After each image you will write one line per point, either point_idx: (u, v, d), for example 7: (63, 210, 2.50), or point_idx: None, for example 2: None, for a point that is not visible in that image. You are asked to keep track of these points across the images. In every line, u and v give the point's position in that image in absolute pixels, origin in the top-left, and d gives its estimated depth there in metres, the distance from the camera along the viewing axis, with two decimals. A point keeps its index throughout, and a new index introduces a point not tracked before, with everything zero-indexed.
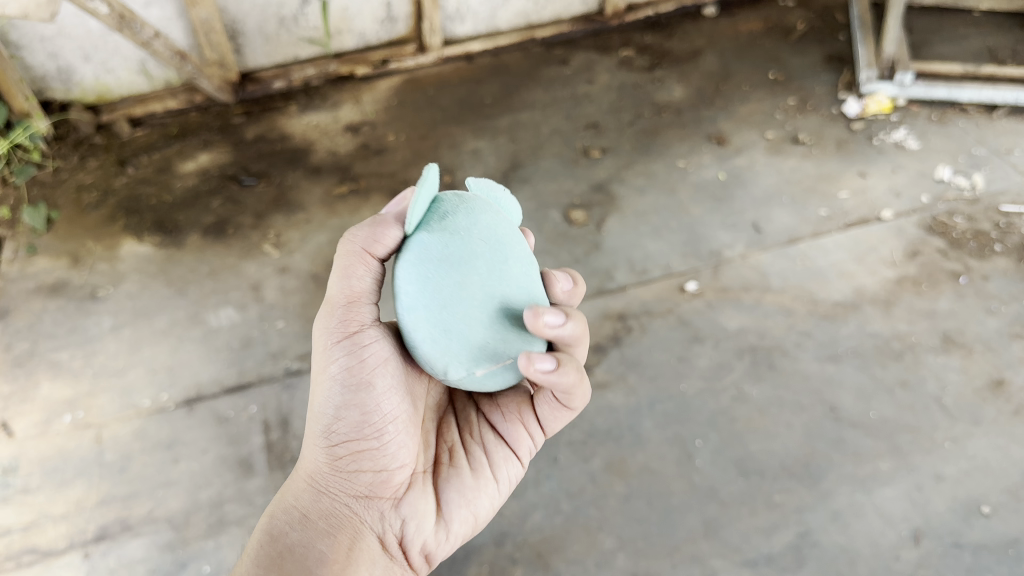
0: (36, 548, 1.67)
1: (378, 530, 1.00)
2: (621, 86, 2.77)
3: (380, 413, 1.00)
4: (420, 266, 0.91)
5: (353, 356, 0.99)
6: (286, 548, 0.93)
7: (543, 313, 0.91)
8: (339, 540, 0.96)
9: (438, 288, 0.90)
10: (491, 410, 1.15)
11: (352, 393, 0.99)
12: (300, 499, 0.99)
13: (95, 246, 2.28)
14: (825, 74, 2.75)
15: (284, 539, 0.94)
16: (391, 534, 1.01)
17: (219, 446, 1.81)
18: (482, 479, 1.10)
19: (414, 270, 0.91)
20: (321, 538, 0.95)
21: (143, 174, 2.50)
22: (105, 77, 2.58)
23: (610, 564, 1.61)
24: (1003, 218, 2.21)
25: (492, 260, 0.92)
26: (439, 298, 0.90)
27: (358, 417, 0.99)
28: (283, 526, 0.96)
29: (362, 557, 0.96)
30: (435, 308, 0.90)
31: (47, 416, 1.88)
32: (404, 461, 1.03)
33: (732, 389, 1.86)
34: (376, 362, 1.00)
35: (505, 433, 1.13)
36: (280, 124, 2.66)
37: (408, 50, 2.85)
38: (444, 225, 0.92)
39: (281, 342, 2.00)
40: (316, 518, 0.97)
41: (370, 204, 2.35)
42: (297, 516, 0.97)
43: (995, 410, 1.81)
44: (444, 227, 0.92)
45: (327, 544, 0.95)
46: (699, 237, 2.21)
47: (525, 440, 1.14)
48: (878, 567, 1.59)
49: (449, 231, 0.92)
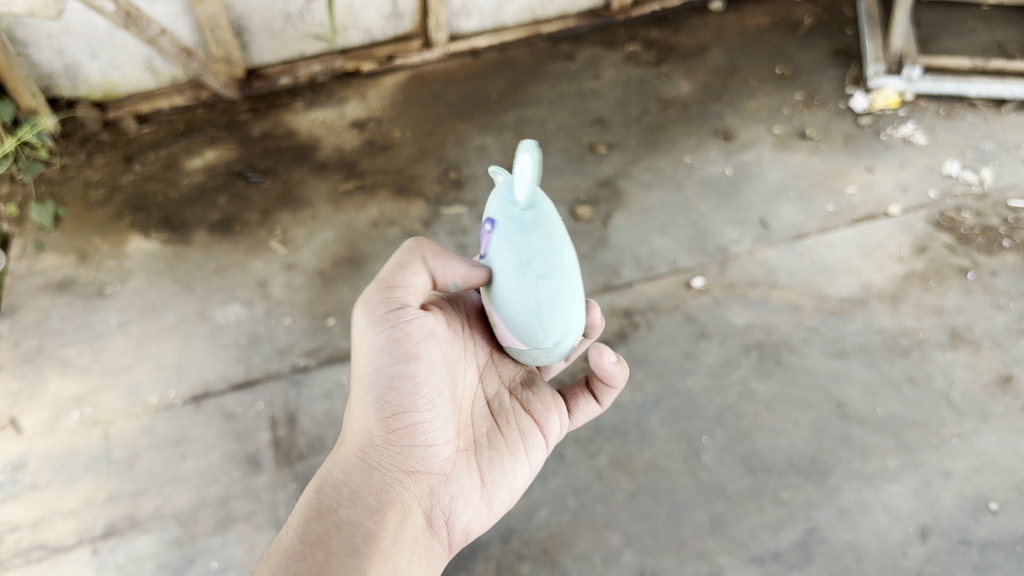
0: (45, 544, 1.68)
1: (423, 506, 1.02)
2: (627, 81, 2.77)
3: (427, 388, 1.03)
4: (547, 238, 1.05)
5: (398, 329, 1.02)
6: (342, 522, 0.93)
7: (595, 307, 1.23)
8: (386, 517, 0.97)
9: (561, 261, 1.06)
10: (529, 397, 1.23)
11: (400, 364, 1.01)
12: (347, 471, 0.99)
13: (102, 243, 2.28)
14: (833, 68, 2.74)
15: (334, 514, 0.93)
16: (430, 511, 1.03)
17: (227, 442, 1.81)
18: (517, 461, 1.17)
19: (544, 241, 1.04)
20: (374, 513, 0.96)
21: (150, 171, 2.51)
22: (111, 73, 2.58)
23: (617, 561, 1.61)
24: (1012, 214, 2.20)
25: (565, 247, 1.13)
26: (562, 271, 1.06)
27: (408, 390, 1.02)
28: (332, 500, 0.96)
29: (410, 533, 0.98)
30: (559, 277, 1.05)
31: (55, 412, 1.89)
32: (446, 437, 1.07)
33: (738, 386, 1.86)
34: (419, 336, 1.03)
35: (542, 418, 1.22)
36: (286, 120, 2.67)
37: (413, 46, 2.85)
38: (550, 209, 1.08)
39: (287, 339, 2.00)
40: (365, 493, 0.97)
41: (377, 201, 2.35)
42: (346, 490, 0.97)
43: (1003, 406, 1.81)
44: (551, 211, 1.08)
45: (376, 518, 0.95)
46: (706, 233, 2.21)
47: (555, 426, 1.24)
48: (885, 563, 1.59)
49: (552, 212, 1.09)
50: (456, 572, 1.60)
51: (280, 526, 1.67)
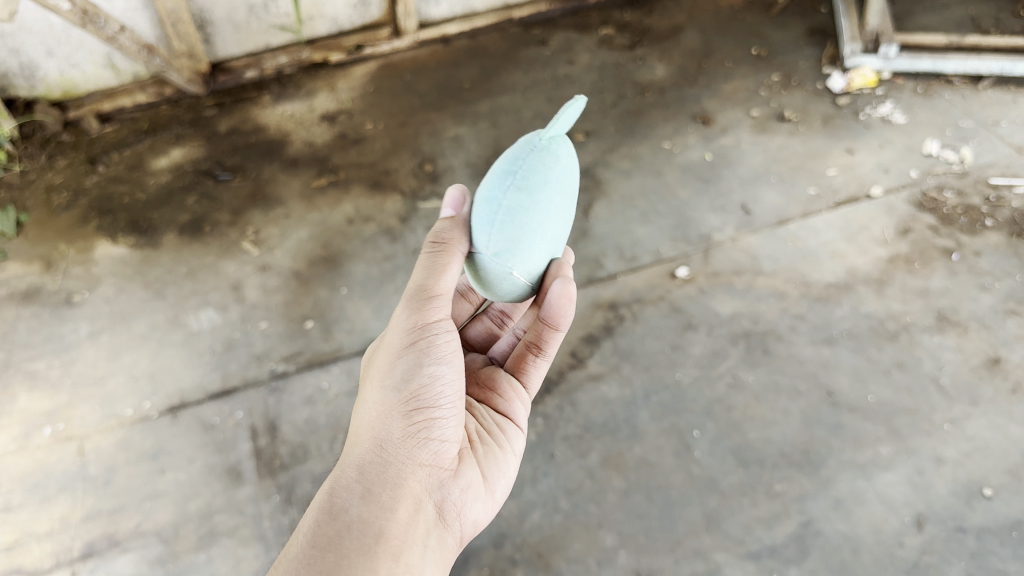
0: (21, 569, 1.61)
1: (440, 505, 0.96)
2: (602, 66, 2.72)
3: (440, 386, 0.99)
4: (531, 157, 0.98)
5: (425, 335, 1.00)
6: (357, 519, 0.85)
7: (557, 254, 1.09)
8: (403, 514, 0.89)
9: (539, 185, 0.96)
10: (486, 393, 1.22)
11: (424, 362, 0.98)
12: (361, 468, 0.92)
13: (68, 249, 2.21)
14: (808, 48, 2.72)
15: (345, 515, 0.85)
16: (444, 505, 0.96)
17: (206, 454, 1.76)
18: (506, 452, 1.16)
19: (530, 159, 0.98)
20: (393, 510, 0.88)
21: (116, 173, 2.43)
22: (70, 71, 2.51)
23: (611, 562, 1.58)
24: (993, 192, 2.18)
25: (566, 211, 1.01)
26: (537, 191, 0.96)
27: (420, 388, 0.98)
28: (345, 502, 0.87)
29: (427, 527, 0.91)
30: (524, 192, 0.96)
31: (25, 429, 1.82)
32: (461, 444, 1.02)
33: (727, 376, 1.84)
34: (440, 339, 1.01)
35: (507, 411, 1.20)
36: (254, 115, 2.60)
37: (383, 34, 2.79)
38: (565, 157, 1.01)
39: (265, 344, 1.94)
40: (380, 490, 0.90)
41: (351, 196, 2.29)
42: (360, 486, 0.89)
43: (992, 389, 1.79)
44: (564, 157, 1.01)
45: (393, 514, 0.88)
46: (689, 221, 2.18)
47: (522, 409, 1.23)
48: (881, 555, 1.57)
49: (566, 161, 1.01)
50: None
51: (266, 539, 1.62)
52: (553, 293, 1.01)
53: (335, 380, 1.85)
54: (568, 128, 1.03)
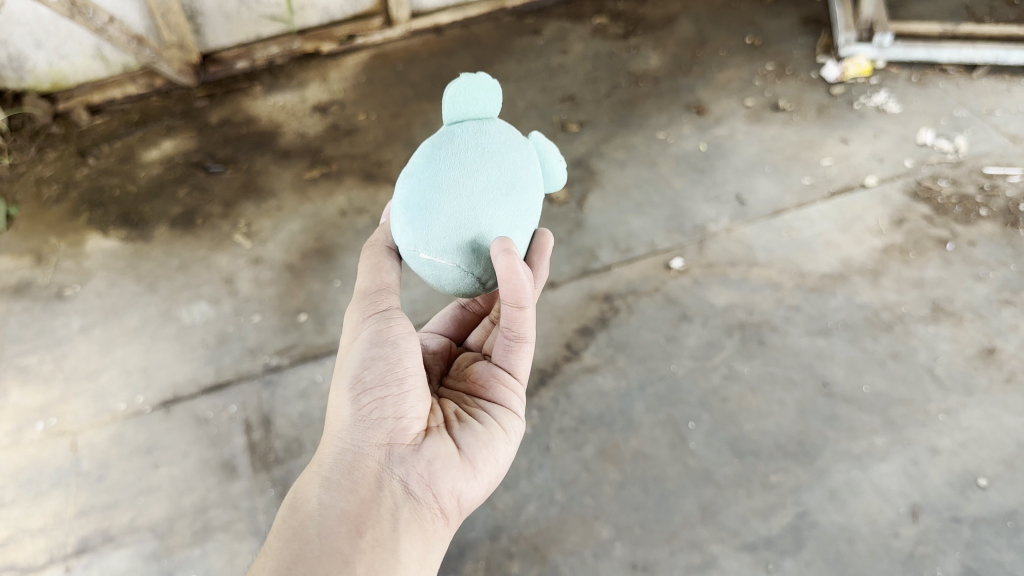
0: (14, 565, 1.61)
1: (416, 476, 0.91)
2: (595, 55, 2.71)
3: (400, 365, 0.97)
4: (432, 147, 0.94)
5: (380, 324, 1.00)
6: (315, 508, 0.84)
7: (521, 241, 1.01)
8: (363, 494, 0.86)
9: (432, 170, 0.92)
10: (470, 386, 1.13)
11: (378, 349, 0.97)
12: (326, 461, 0.91)
13: (59, 243, 2.19)
14: (802, 37, 2.71)
15: (304, 507, 0.85)
16: (419, 477, 0.91)
17: (200, 449, 1.75)
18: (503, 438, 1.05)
19: (429, 149, 0.95)
20: (353, 492, 0.86)
21: (107, 165, 2.41)
22: (58, 63, 2.51)
23: (607, 554, 1.58)
24: (987, 181, 2.18)
25: (494, 184, 0.91)
26: (429, 178, 0.91)
27: (377, 369, 0.96)
28: (307, 494, 0.87)
29: (396, 501, 0.87)
30: (418, 182, 0.92)
31: (18, 425, 1.81)
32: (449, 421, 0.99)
33: (723, 368, 1.84)
34: (394, 324, 1.00)
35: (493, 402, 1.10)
36: (245, 106, 2.58)
37: (375, 24, 2.77)
38: (480, 134, 0.94)
39: (258, 338, 1.93)
40: (341, 475, 0.88)
41: (344, 187, 2.27)
42: (322, 477, 0.89)
43: (987, 378, 1.79)
44: (480, 134, 0.94)
45: (352, 496, 0.86)
46: (683, 212, 2.17)
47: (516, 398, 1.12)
48: (877, 545, 1.57)
49: (478, 137, 0.94)
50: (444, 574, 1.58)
51: (261, 534, 1.62)
52: (497, 266, 0.90)
53: (329, 373, 1.84)
54: (493, 112, 0.97)
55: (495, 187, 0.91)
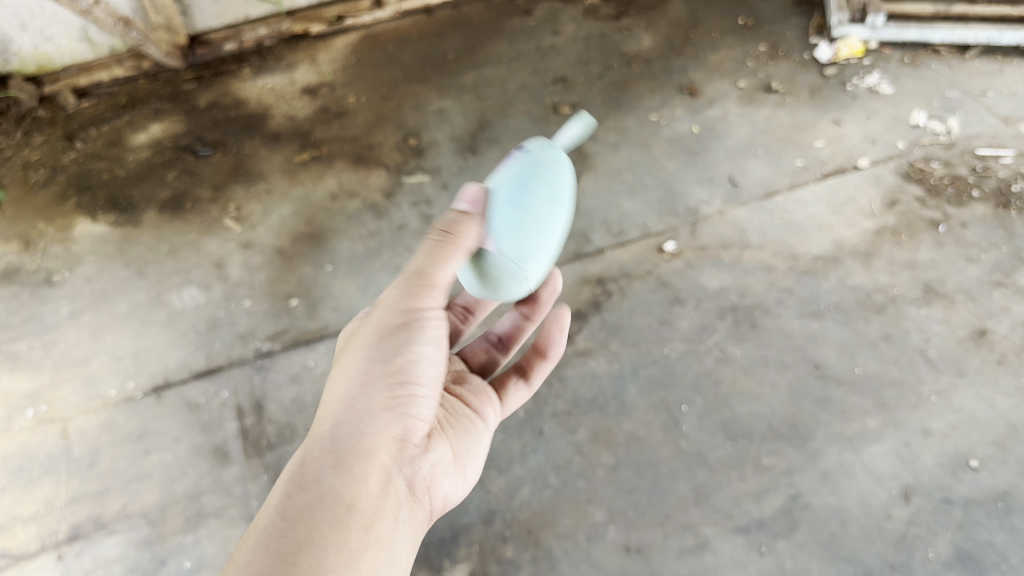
0: (7, 553, 1.60)
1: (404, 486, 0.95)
2: (587, 36, 2.69)
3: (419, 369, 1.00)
4: (525, 177, 1.06)
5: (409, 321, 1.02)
6: (328, 491, 0.85)
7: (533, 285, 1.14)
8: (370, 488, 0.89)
9: (526, 198, 1.03)
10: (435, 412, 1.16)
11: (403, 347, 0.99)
12: (334, 436, 0.92)
13: (47, 228, 2.17)
14: (795, 17, 2.69)
15: (317, 484, 0.85)
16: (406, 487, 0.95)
17: (192, 435, 1.74)
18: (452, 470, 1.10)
19: (521, 175, 1.06)
20: (364, 483, 0.89)
21: (94, 149, 2.39)
22: (44, 45, 2.48)
23: (601, 537, 1.59)
24: (979, 162, 2.18)
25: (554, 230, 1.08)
26: (524, 202, 1.03)
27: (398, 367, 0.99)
28: (317, 469, 0.87)
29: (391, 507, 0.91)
30: (514, 201, 1.03)
31: (8, 412, 1.81)
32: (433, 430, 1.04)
33: (715, 351, 1.84)
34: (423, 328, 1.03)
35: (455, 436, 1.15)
36: (234, 88, 2.55)
37: (364, 5, 2.75)
38: (558, 187, 1.09)
39: (249, 323, 1.92)
40: (351, 460, 0.90)
41: (334, 170, 2.25)
42: (331, 456, 0.89)
43: (979, 360, 1.79)
44: (557, 187, 1.09)
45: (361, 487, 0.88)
46: (676, 194, 2.16)
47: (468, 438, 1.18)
48: (869, 527, 1.58)
49: (555, 184, 1.08)
50: (438, 558, 1.58)
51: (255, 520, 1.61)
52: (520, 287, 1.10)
53: (321, 358, 1.83)
54: (563, 162, 1.12)
55: (554, 232, 1.08)
